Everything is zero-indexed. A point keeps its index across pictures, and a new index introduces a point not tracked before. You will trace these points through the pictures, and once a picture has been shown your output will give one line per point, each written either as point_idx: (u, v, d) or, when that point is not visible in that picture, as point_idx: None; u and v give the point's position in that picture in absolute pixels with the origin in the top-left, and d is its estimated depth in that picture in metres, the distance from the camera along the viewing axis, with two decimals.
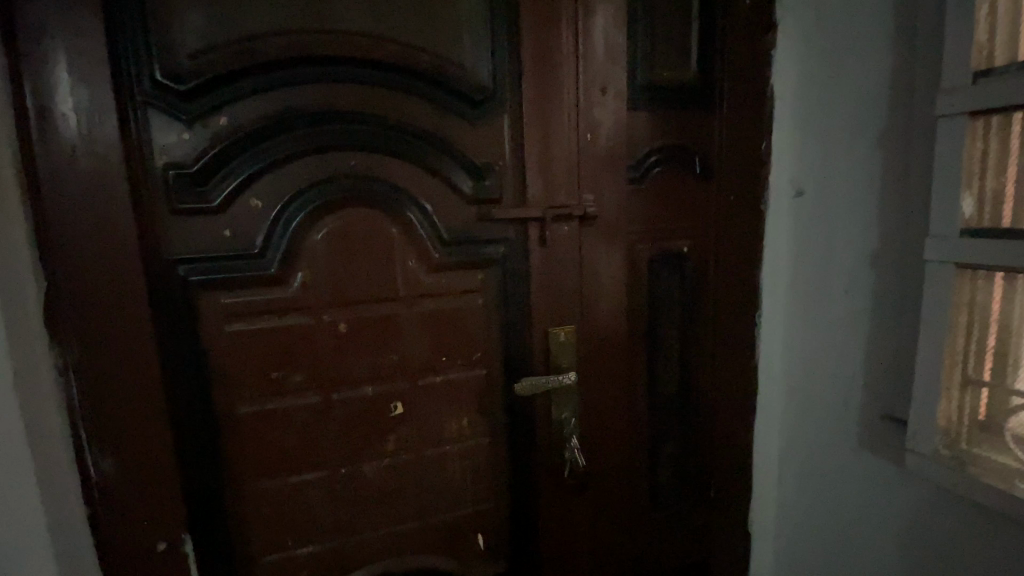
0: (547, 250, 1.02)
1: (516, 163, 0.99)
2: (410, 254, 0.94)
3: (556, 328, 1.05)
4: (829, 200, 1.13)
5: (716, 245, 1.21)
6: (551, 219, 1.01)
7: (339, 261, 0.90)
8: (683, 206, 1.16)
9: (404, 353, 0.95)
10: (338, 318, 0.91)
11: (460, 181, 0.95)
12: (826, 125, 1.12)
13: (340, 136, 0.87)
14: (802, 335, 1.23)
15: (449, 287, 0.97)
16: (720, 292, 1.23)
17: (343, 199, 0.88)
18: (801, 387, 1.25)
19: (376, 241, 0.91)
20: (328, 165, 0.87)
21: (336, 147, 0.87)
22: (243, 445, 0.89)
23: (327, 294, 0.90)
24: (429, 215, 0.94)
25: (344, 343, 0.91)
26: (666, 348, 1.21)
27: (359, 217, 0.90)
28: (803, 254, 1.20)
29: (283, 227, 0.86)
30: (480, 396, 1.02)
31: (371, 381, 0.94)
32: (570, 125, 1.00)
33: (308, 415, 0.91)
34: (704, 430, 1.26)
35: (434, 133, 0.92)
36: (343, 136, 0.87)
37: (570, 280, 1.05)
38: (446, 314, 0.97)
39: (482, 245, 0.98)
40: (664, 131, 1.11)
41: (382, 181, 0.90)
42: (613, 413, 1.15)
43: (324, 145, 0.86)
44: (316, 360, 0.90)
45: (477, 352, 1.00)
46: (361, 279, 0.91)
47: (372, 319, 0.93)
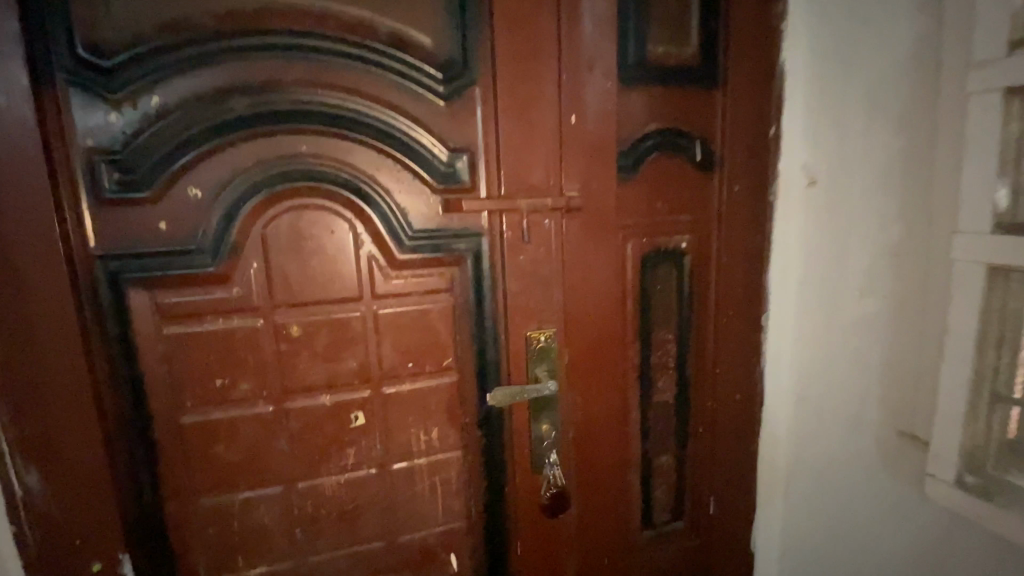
0: (526, 246, 0.92)
1: (491, 149, 0.89)
2: (371, 251, 0.85)
3: (536, 332, 0.96)
4: (842, 192, 1.02)
5: (719, 240, 1.10)
6: (530, 212, 0.91)
7: (290, 258, 0.81)
8: (682, 196, 1.05)
9: (365, 359, 0.87)
10: (290, 321, 0.83)
11: (427, 168, 0.86)
12: (841, 107, 1.01)
13: (287, 118, 0.78)
14: (812, 339, 1.13)
15: (415, 286, 0.88)
16: (722, 292, 1.12)
17: (294, 187, 0.80)
18: (809, 395, 1.16)
19: (332, 236, 0.83)
20: (275, 150, 0.79)
21: (283, 130, 0.78)
22: (186, 458, 0.82)
23: (278, 294, 0.82)
24: (392, 207, 0.85)
25: (297, 348, 0.84)
26: (662, 353, 1.11)
27: (311, 209, 0.81)
28: (814, 251, 1.09)
29: (225, 219, 0.78)
30: (451, 406, 0.93)
31: (329, 389, 0.86)
32: (551, 107, 0.91)
33: (259, 426, 0.84)
34: (701, 437, 1.19)
35: (395, 115, 0.83)
36: (291, 118, 0.78)
37: (553, 278, 0.95)
38: (413, 317, 0.89)
39: (451, 240, 0.89)
40: (660, 114, 1.01)
41: (338, 169, 0.81)
42: (602, 424, 1.06)
43: (270, 127, 0.77)
44: (266, 366, 0.83)
45: (447, 358, 0.92)
46: (315, 277, 0.83)
47: (328, 322, 0.84)
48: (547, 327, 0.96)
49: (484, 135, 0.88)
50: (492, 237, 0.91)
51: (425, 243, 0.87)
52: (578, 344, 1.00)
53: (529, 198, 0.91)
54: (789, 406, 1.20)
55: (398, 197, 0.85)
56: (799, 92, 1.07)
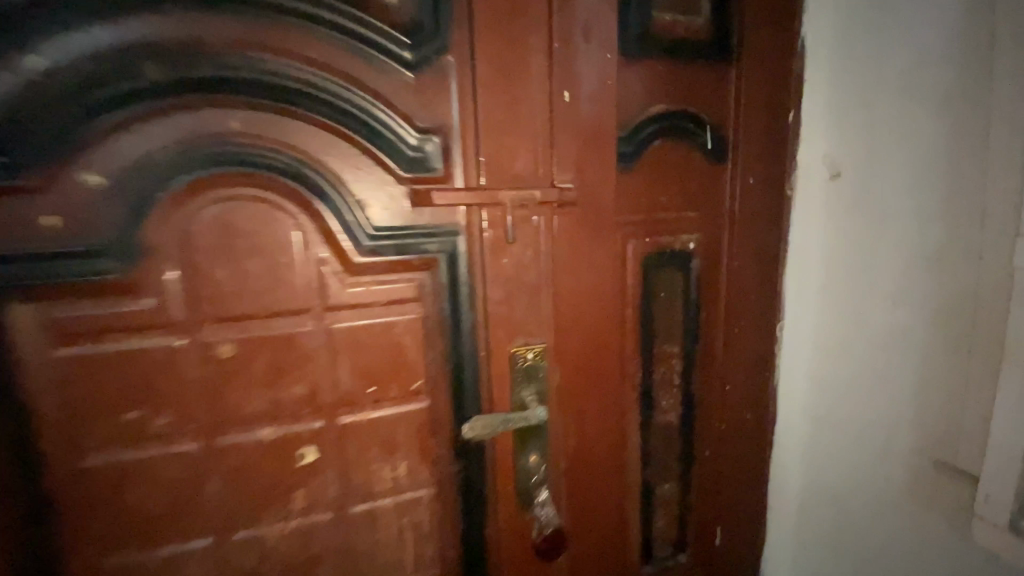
0: (510, 247, 0.78)
1: (469, 131, 0.74)
2: (322, 254, 0.70)
3: (522, 349, 0.81)
4: (871, 185, 0.89)
5: (730, 240, 0.97)
6: (515, 206, 0.77)
7: (219, 263, 0.66)
8: (690, 190, 0.92)
9: (315, 384, 0.72)
10: (220, 339, 0.68)
11: (391, 153, 0.71)
12: (869, 88, 0.87)
13: (211, 88, 0.62)
14: (831, 352, 1.00)
15: (376, 296, 0.73)
16: (732, 300, 1.00)
17: (222, 174, 0.65)
18: (827, 414, 1.03)
19: (271, 235, 0.68)
20: (197, 128, 0.63)
21: (207, 103, 0.63)
22: (90, 510, 0.66)
23: (203, 307, 0.66)
24: (346, 200, 0.70)
25: (230, 372, 0.68)
26: (665, 369, 0.98)
27: (244, 201, 0.66)
28: (837, 252, 0.96)
29: (135, 213, 0.62)
30: (422, 437, 0.79)
31: (270, 421, 0.71)
32: (540, 82, 0.76)
33: (183, 467, 0.69)
34: (707, 462, 1.06)
35: (350, 86, 0.68)
36: (216, 89, 0.63)
37: (544, 286, 0.81)
38: (374, 332, 0.74)
39: (420, 241, 0.74)
40: (666, 93, 0.87)
41: (277, 151, 0.66)
42: (597, 452, 0.92)
43: (189, 99, 0.62)
44: (190, 395, 0.68)
45: (416, 381, 0.77)
46: (251, 285, 0.68)
47: (268, 340, 0.69)
48: (536, 343, 0.82)
49: (460, 113, 0.73)
50: (470, 237, 0.76)
51: (388, 244, 0.72)
52: (571, 362, 0.86)
53: (514, 190, 0.76)
54: (802, 425, 1.08)
55: (354, 187, 0.70)
56: (821, 73, 0.94)
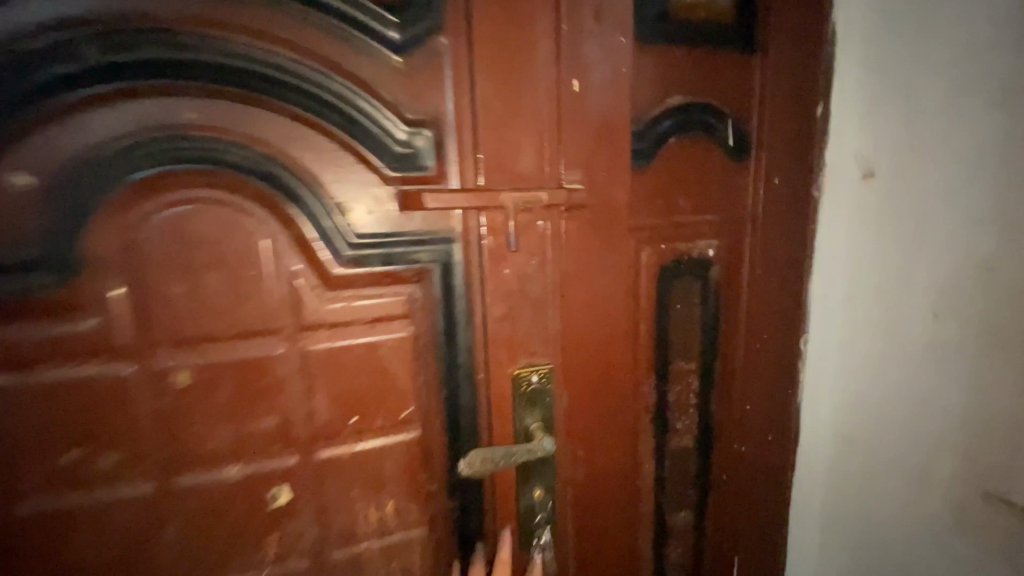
0: (513, 256, 0.68)
1: (465, 124, 0.65)
2: (295, 265, 0.61)
3: (527, 371, 0.72)
4: (907, 186, 0.81)
5: (753, 247, 0.88)
6: (519, 210, 0.67)
7: (174, 277, 0.57)
8: (709, 191, 0.83)
9: (289, 415, 0.63)
10: (176, 366, 0.58)
11: (376, 149, 0.62)
12: (910, 78, 0.79)
13: (161, 71, 0.53)
14: (859, 367, 0.92)
15: (360, 313, 0.64)
16: (754, 312, 0.91)
17: (177, 172, 0.56)
18: (855, 435, 0.94)
19: (235, 244, 0.58)
20: (146, 118, 0.54)
21: (157, 89, 0.53)
22: (24, 567, 0.56)
23: (155, 329, 0.57)
24: (323, 202, 0.61)
25: (189, 404, 0.59)
26: (681, 388, 0.89)
27: (202, 204, 0.57)
28: (867, 259, 0.88)
29: (72, 219, 0.53)
30: (412, 471, 0.70)
31: (236, 459, 0.62)
32: (547, 67, 0.66)
33: (136, 513, 0.60)
34: (724, 488, 0.97)
35: (326, 71, 0.58)
36: (167, 72, 0.53)
37: (550, 299, 0.71)
38: (357, 355, 0.64)
39: (410, 250, 0.65)
40: (684, 83, 0.78)
41: (240, 146, 0.57)
42: (607, 482, 0.83)
43: (136, 84, 0.53)
44: (143, 430, 0.59)
45: (406, 409, 0.68)
46: (213, 303, 0.58)
47: (233, 365, 0.60)
48: (542, 364, 0.72)
49: (456, 103, 0.64)
50: (467, 244, 0.67)
51: (372, 253, 0.63)
52: (579, 383, 0.77)
53: (518, 190, 0.66)
54: (826, 445, 0.99)
55: (332, 188, 0.61)
56: (852, 61, 0.85)
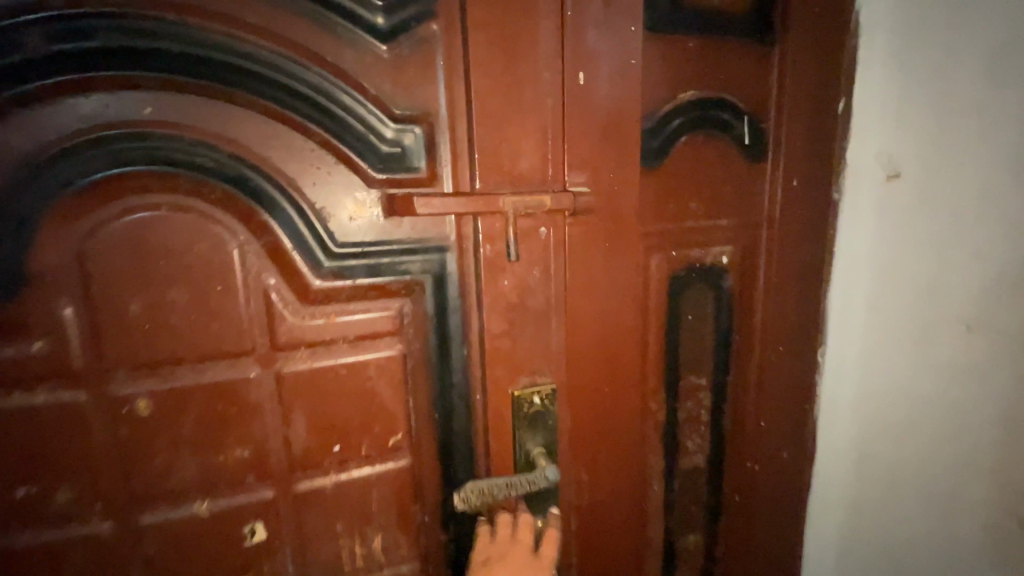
0: (513, 266, 0.62)
1: (459, 120, 0.58)
2: (269, 279, 0.55)
3: (527, 391, 0.65)
4: (936, 191, 0.75)
5: (771, 253, 0.81)
6: (519, 215, 0.60)
7: (131, 293, 0.50)
8: (725, 194, 0.77)
9: (263, 445, 0.57)
10: (135, 392, 0.52)
11: (360, 149, 0.55)
12: (943, 72, 0.73)
13: (113, 61, 0.46)
14: (881, 382, 0.86)
15: (342, 331, 0.58)
16: (771, 322, 0.84)
17: (133, 176, 0.49)
18: (874, 452, 0.89)
19: (201, 255, 0.52)
20: (96, 114, 0.47)
21: (108, 82, 0.47)
22: None
23: (110, 352, 0.51)
24: (300, 208, 0.54)
25: (151, 434, 0.53)
26: (692, 405, 0.83)
27: (163, 211, 0.50)
28: (891, 267, 0.82)
29: (13, 229, 0.46)
30: (402, 502, 0.64)
31: (205, 493, 0.56)
32: (550, 58, 0.60)
33: (93, 556, 0.53)
34: (737, 509, 0.91)
35: (302, 60, 0.52)
36: (119, 62, 0.46)
37: (553, 313, 0.65)
38: (339, 376, 0.58)
39: (397, 261, 0.58)
40: (699, 77, 0.72)
41: (205, 145, 0.50)
42: (613, 507, 0.78)
43: (83, 75, 0.46)
44: (99, 464, 0.52)
45: (395, 435, 0.62)
46: (176, 322, 0.52)
47: (200, 391, 0.54)
48: (543, 383, 0.66)
49: (449, 97, 0.57)
50: (463, 253, 0.61)
51: (356, 264, 0.57)
52: (584, 403, 0.71)
53: (519, 193, 0.59)
54: (843, 463, 0.94)
55: (310, 192, 0.55)
56: (878, 53, 0.80)
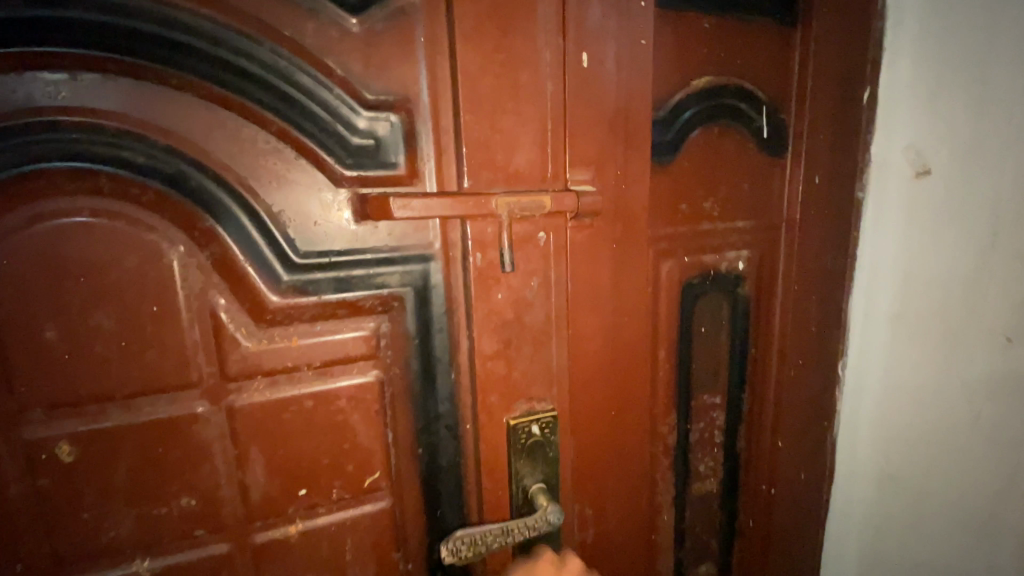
0: (508, 277, 0.53)
1: (443, 108, 0.50)
2: (218, 297, 0.46)
3: (524, 420, 0.57)
4: (973, 191, 0.69)
5: (791, 258, 0.73)
6: (514, 218, 0.51)
7: (46, 317, 0.42)
8: (741, 192, 0.69)
9: (215, 491, 0.49)
10: (54, 436, 0.43)
11: (326, 142, 0.47)
12: (983, 54, 0.66)
13: (15, 32, 0.37)
14: (907, 398, 0.77)
15: (308, 356, 0.49)
16: (791, 334, 0.75)
17: (46, 175, 0.40)
18: (903, 477, 0.79)
19: (134, 270, 0.44)
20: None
21: (9, 57, 0.38)
22: None
23: (21, 388, 0.42)
24: (254, 212, 0.46)
25: (76, 485, 0.45)
26: (704, 426, 0.75)
27: (84, 218, 0.42)
28: (921, 270, 0.73)
29: None
30: (381, 548, 0.56)
31: (146, 551, 0.48)
32: (550, 36, 0.51)
33: None
34: (751, 535, 0.82)
35: (254, 34, 0.43)
36: (22, 33, 0.37)
37: (553, 330, 0.57)
38: (305, 409, 0.50)
39: (372, 272, 0.50)
40: (714, 61, 0.64)
41: (134, 137, 0.42)
42: (618, 543, 0.69)
43: None
44: (11, 525, 0.43)
45: (371, 474, 0.54)
46: (107, 351, 0.44)
47: (135, 431, 0.45)
48: (543, 410, 0.58)
49: (431, 81, 0.49)
50: (451, 264, 0.52)
51: (323, 277, 0.48)
52: (588, 429, 0.63)
53: (515, 192, 0.50)
54: (869, 491, 0.83)
55: (267, 193, 0.46)
56: None
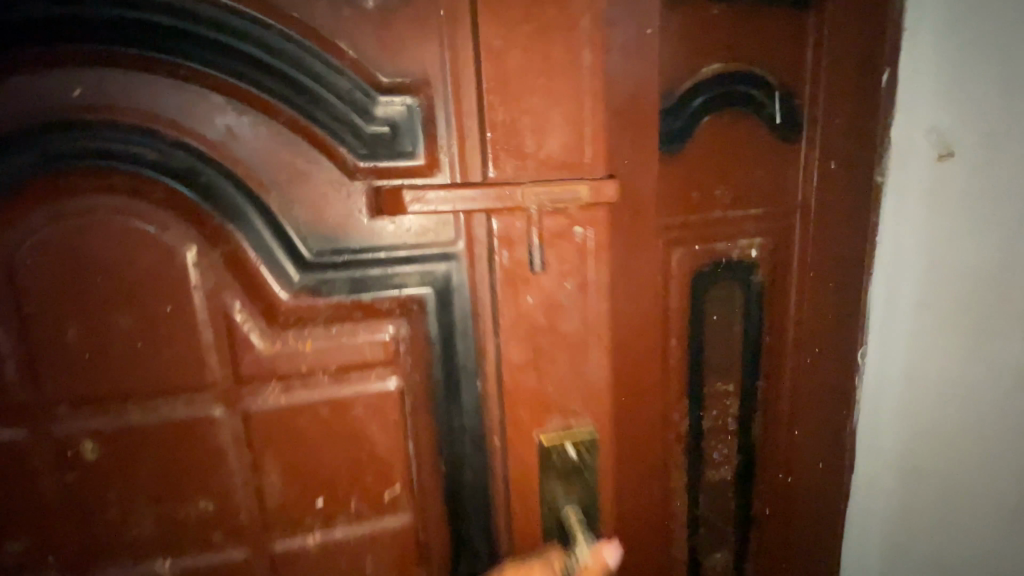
0: (537, 278, 0.51)
1: (467, 103, 0.48)
2: (233, 300, 0.46)
3: (559, 439, 0.55)
4: (989, 176, 0.64)
5: (806, 244, 0.71)
6: (544, 211, 0.50)
7: (70, 318, 0.43)
8: (756, 177, 0.68)
9: (231, 497, 0.49)
10: (80, 433, 0.45)
11: (339, 129, 0.46)
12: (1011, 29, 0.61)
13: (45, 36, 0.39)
14: (933, 391, 0.73)
15: (321, 360, 0.49)
16: (805, 320, 0.74)
17: (66, 174, 0.41)
18: (926, 470, 0.75)
19: (147, 269, 0.44)
20: (16, 99, 0.40)
21: (42, 58, 0.40)
22: None
23: (54, 383, 0.44)
24: (267, 210, 0.46)
25: (102, 482, 0.46)
26: (717, 414, 0.74)
27: (102, 216, 0.43)
28: (944, 257, 0.70)
29: None
30: (404, 562, 0.55)
31: (168, 552, 0.49)
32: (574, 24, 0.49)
33: None
34: (768, 524, 0.81)
35: (263, 18, 0.42)
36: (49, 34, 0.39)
37: (590, 337, 0.54)
38: (318, 415, 0.49)
39: (388, 271, 0.49)
40: (726, 48, 0.63)
41: (150, 134, 0.42)
42: (630, 533, 0.69)
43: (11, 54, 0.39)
44: (47, 515, 0.46)
45: (391, 487, 0.53)
46: (125, 353, 0.45)
47: (156, 433, 0.46)
48: (579, 426, 0.55)
49: (453, 61, 0.47)
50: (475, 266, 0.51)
51: (336, 278, 0.48)
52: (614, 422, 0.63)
53: (545, 185, 0.49)
54: (882, 480, 0.81)
55: (278, 185, 0.46)
56: None
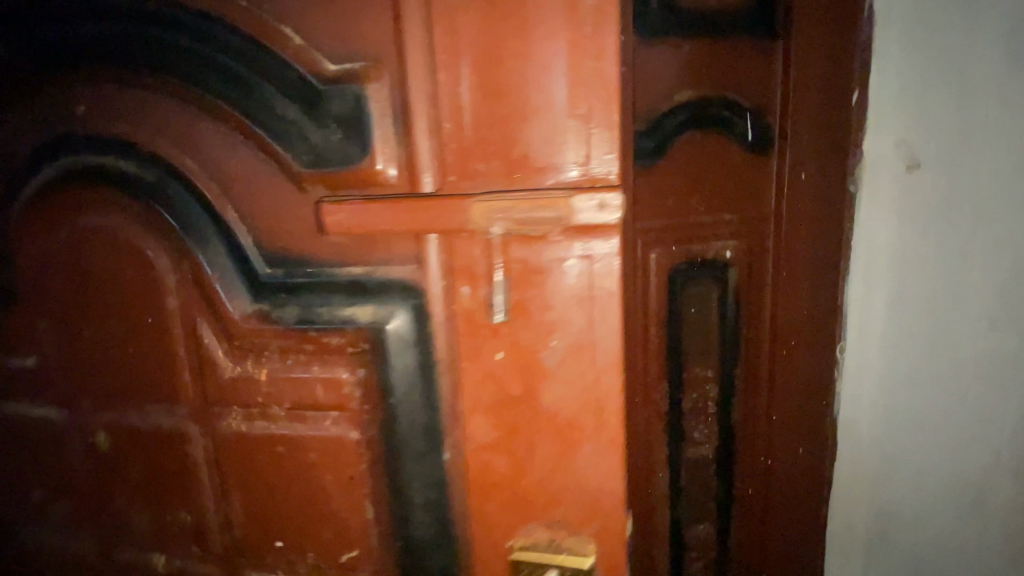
0: (509, 328, 0.46)
1: (426, 134, 0.44)
2: (200, 318, 0.50)
3: (536, 556, 0.49)
4: (956, 174, 0.65)
5: (780, 249, 0.71)
6: (510, 239, 0.44)
7: (93, 324, 0.54)
8: (731, 186, 0.69)
9: (204, 515, 0.56)
10: (99, 425, 0.56)
11: (285, 125, 0.45)
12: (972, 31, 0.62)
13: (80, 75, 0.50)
14: (903, 392, 0.72)
15: (277, 397, 0.51)
16: (782, 318, 0.73)
17: (86, 192, 0.51)
18: (898, 471, 0.74)
19: (135, 280, 0.52)
20: (64, 126, 0.51)
21: (81, 91, 0.50)
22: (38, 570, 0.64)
23: (87, 371, 0.55)
24: (228, 231, 0.49)
25: (115, 468, 0.57)
26: (697, 396, 0.74)
27: (105, 228, 0.51)
28: (913, 254, 0.69)
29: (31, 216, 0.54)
30: None
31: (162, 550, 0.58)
32: (546, 34, 0.41)
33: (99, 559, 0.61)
34: (750, 503, 0.79)
35: (207, 11, 0.45)
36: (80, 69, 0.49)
37: (589, 416, 0.46)
38: (279, 452, 0.52)
39: (338, 305, 0.48)
40: (695, 71, 0.65)
41: (136, 152, 0.49)
42: None
43: (64, 91, 0.51)
44: (86, 485, 0.59)
45: (348, 551, 0.53)
46: (126, 358, 0.54)
47: (147, 437, 0.55)
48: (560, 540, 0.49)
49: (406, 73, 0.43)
50: (439, 310, 0.47)
51: (288, 307, 0.49)
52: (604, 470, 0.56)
53: (516, 203, 0.43)
54: (861, 496, 0.77)
55: (235, 190, 0.48)
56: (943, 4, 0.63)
